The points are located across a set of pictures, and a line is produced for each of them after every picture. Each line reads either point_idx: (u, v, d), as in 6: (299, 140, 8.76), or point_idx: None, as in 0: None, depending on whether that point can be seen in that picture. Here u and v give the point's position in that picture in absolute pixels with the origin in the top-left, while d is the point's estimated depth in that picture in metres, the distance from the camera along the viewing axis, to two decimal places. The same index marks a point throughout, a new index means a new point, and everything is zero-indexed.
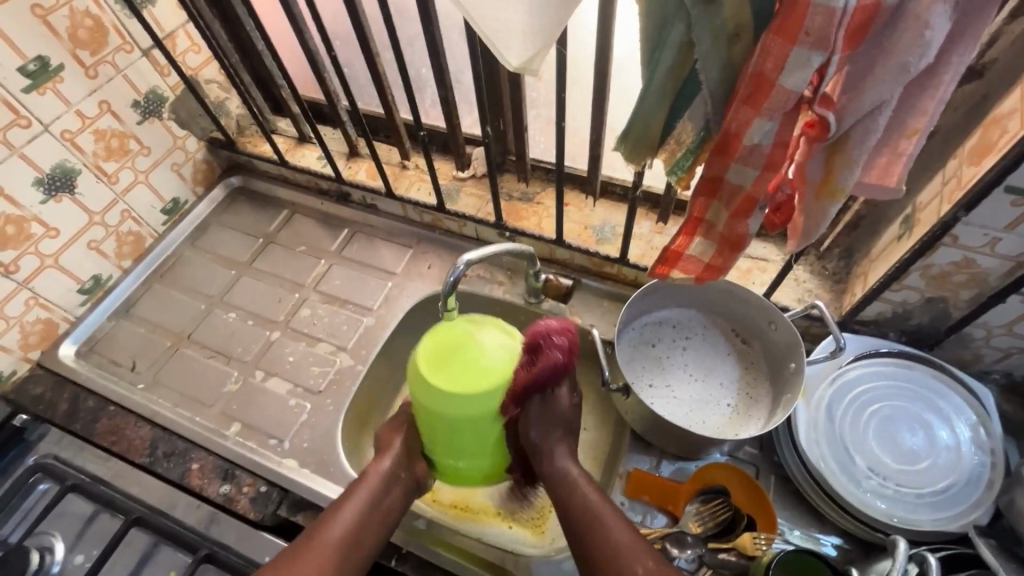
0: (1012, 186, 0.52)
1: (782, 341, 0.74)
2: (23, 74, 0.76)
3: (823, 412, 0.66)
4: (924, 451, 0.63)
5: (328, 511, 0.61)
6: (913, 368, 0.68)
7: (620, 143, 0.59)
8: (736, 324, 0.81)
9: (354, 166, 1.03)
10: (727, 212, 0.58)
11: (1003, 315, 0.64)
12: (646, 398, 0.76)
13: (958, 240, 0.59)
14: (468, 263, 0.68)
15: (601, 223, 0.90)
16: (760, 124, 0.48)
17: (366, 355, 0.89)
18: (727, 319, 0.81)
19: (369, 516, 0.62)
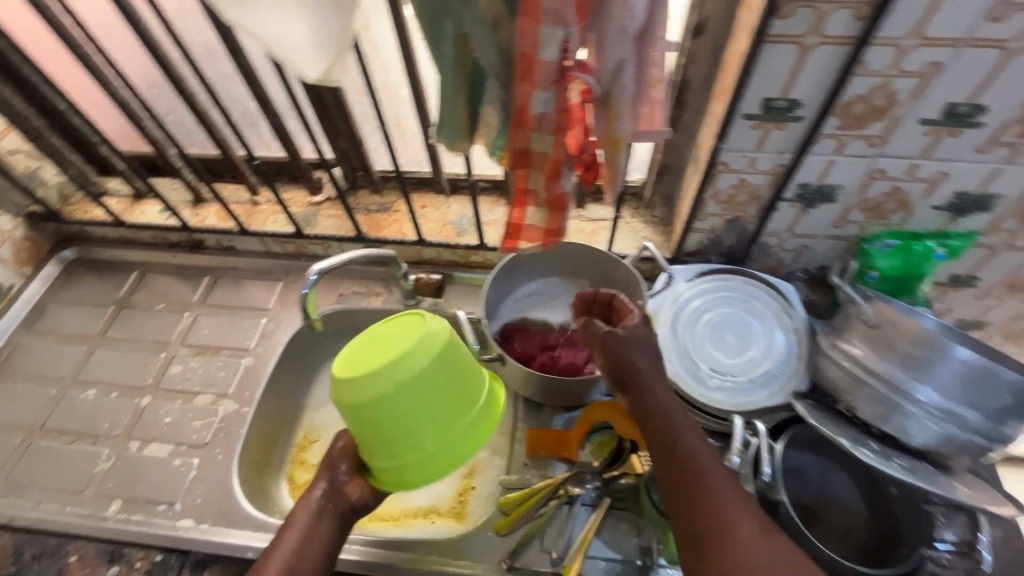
0: (747, 113, 0.64)
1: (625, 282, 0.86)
2: None
3: (670, 333, 0.76)
4: (750, 343, 0.75)
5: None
6: (730, 279, 0.79)
7: (439, 135, 0.65)
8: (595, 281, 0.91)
9: (202, 212, 1.00)
10: (542, 177, 0.66)
11: (781, 220, 0.78)
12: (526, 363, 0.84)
13: (729, 165, 0.71)
14: (321, 271, 0.71)
15: (458, 217, 0.95)
16: (538, 94, 0.56)
17: (251, 395, 0.86)
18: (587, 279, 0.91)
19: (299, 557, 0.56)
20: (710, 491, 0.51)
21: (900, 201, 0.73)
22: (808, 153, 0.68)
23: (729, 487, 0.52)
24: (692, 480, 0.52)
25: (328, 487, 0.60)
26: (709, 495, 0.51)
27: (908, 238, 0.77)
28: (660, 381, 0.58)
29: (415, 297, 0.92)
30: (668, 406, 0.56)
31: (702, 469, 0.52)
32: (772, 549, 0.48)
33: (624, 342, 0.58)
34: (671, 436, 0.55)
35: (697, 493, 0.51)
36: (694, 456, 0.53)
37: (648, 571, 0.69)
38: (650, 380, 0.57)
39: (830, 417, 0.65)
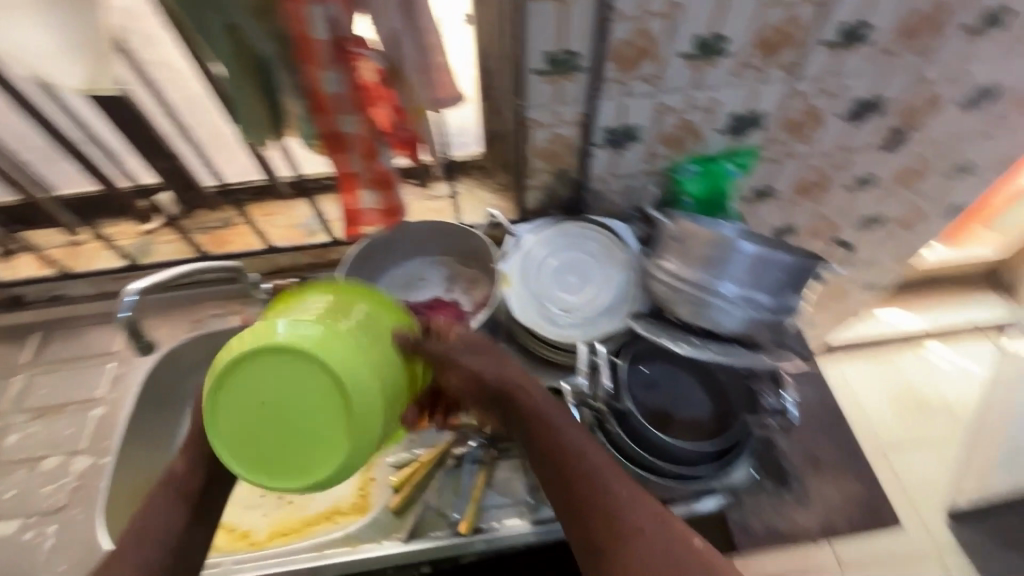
0: (535, 69, 0.70)
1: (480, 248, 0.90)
2: None
3: (522, 283, 0.81)
4: (594, 280, 0.81)
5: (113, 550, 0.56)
6: (569, 226, 0.85)
7: (245, 132, 0.66)
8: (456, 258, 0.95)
9: (14, 265, 0.90)
10: (360, 158, 0.69)
11: (600, 165, 0.86)
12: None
13: (539, 121, 0.77)
14: (140, 291, 0.71)
15: (306, 219, 0.94)
16: (327, 76, 0.58)
17: (110, 444, 0.80)
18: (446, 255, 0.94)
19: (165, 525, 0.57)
20: (600, 496, 0.53)
21: (691, 130, 0.83)
22: (600, 98, 0.75)
23: (620, 484, 0.54)
24: (564, 486, 0.55)
25: (184, 475, 0.61)
26: (592, 500, 0.53)
27: (705, 162, 0.86)
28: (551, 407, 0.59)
29: None
30: (552, 422, 0.59)
31: (589, 474, 0.55)
32: (657, 554, 0.50)
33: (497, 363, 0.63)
34: (562, 449, 0.57)
35: (581, 500, 0.54)
36: (580, 457, 0.56)
37: (538, 506, 0.74)
38: (521, 383, 0.61)
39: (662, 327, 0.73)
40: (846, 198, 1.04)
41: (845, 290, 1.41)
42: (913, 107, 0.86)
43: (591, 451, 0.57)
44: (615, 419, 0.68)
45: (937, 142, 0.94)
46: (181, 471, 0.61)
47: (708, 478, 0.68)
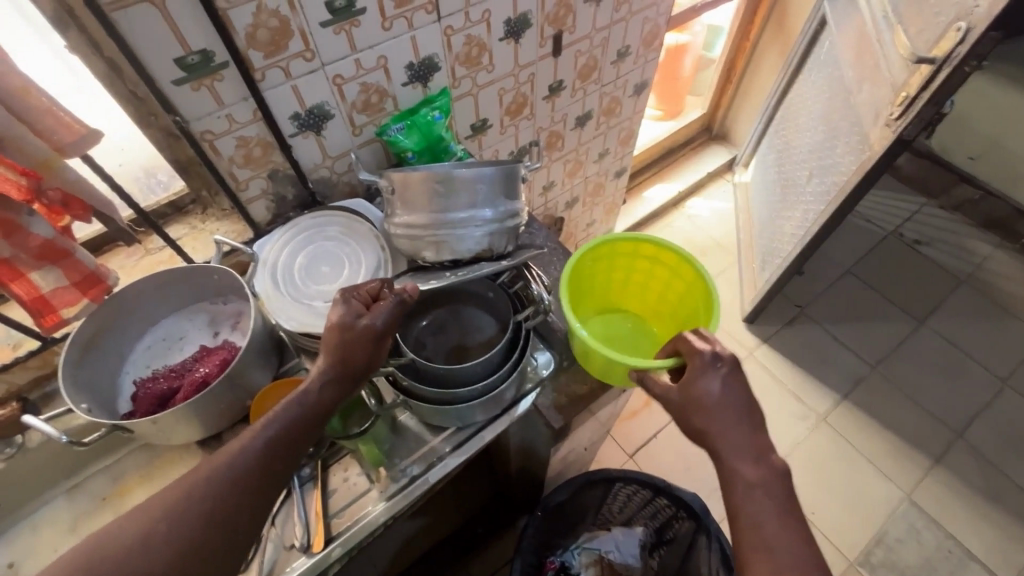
0: (173, 80, 0.66)
1: (224, 279, 0.83)
2: None
3: (277, 293, 0.78)
4: (344, 261, 0.81)
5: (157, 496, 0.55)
6: (301, 223, 0.83)
7: None
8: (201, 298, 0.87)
9: None
10: (2, 237, 0.59)
11: (309, 152, 0.85)
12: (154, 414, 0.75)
13: (213, 131, 0.74)
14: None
15: (5, 332, 0.79)
16: None
17: None
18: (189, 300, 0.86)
19: (190, 508, 0.54)
20: (755, 527, 0.58)
21: (377, 92, 0.86)
22: (266, 89, 0.74)
23: (765, 477, 0.61)
24: (738, 500, 0.60)
25: (218, 469, 0.56)
26: (752, 512, 0.59)
27: (407, 115, 0.90)
28: (730, 414, 0.65)
29: (15, 440, 0.77)
30: (716, 434, 0.64)
31: (750, 491, 0.60)
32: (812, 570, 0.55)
33: (687, 345, 0.72)
34: (716, 440, 0.64)
35: (740, 518, 0.60)
36: (742, 483, 0.61)
37: (380, 486, 0.74)
38: (713, 411, 0.65)
39: (414, 275, 0.76)
40: (550, 106, 1.18)
41: (600, 183, 1.62)
42: (554, 13, 0.99)
43: (744, 486, 0.60)
44: (405, 373, 0.71)
45: (590, 37, 1.10)
46: (212, 468, 0.56)
47: (506, 379, 0.73)
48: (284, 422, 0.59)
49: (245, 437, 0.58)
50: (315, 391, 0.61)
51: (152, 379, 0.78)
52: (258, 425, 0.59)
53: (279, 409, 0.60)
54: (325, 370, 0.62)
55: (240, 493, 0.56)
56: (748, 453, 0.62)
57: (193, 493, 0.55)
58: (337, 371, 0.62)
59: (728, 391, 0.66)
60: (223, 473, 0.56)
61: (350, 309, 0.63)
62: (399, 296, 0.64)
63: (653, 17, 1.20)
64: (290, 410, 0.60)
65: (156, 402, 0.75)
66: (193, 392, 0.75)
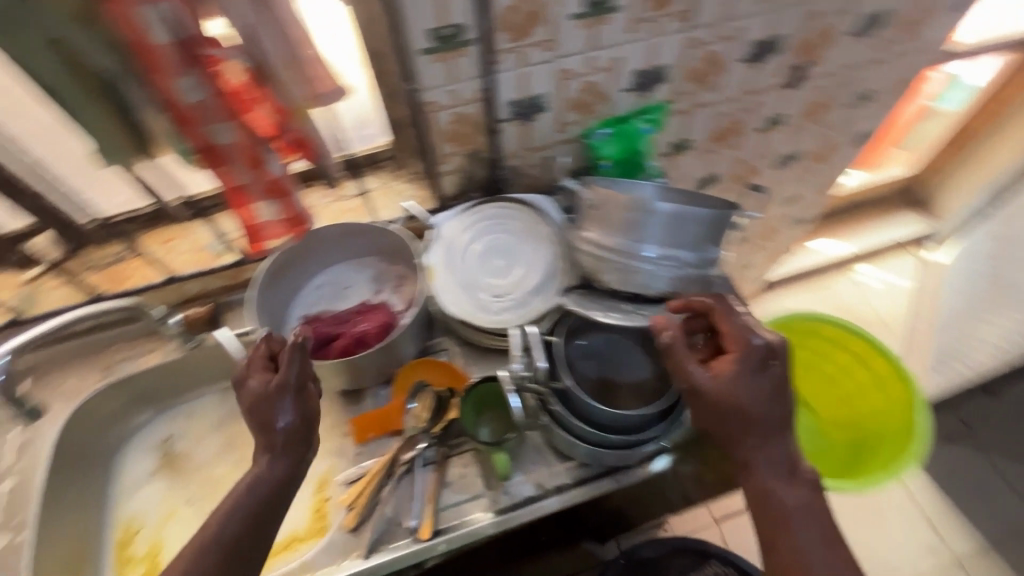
0: (422, 49, 0.66)
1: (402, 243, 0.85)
2: None
3: (447, 272, 0.78)
4: (517, 259, 0.79)
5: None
6: (487, 208, 0.82)
7: (106, 158, 0.59)
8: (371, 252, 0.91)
9: None
10: (246, 168, 0.63)
11: (512, 140, 0.83)
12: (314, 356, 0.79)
13: (437, 103, 0.73)
14: (10, 351, 0.69)
15: (211, 239, 0.87)
16: (179, 83, 0.52)
17: (26, 518, 0.73)
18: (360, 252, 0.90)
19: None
20: (800, 564, 0.58)
21: (597, 93, 0.81)
22: (498, 72, 0.72)
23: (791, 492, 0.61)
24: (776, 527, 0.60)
25: (205, 544, 0.58)
26: (790, 542, 0.58)
27: (617, 123, 0.86)
28: (774, 427, 0.61)
29: (194, 337, 0.84)
30: (749, 450, 0.61)
31: (787, 517, 0.60)
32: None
33: (744, 328, 0.64)
34: (745, 470, 0.62)
35: (778, 547, 0.59)
36: (779, 508, 0.60)
37: (496, 497, 0.72)
38: (754, 408, 0.60)
39: (589, 298, 0.71)
40: (759, 140, 1.06)
41: (773, 227, 1.46)
42: (808, 42, 0.87)
43: (781, 504, 0.60)
44: (559, 400, 0.68)
45: (835, 75, 0.96)
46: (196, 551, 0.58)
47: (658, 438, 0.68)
48: (248, 494, 0.61)
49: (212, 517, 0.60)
50: (264, 464, 0.62)
51: (318, 321, 0.83)
52: (222, 509, 0.60)
53: (240, 485, 0.61)
54: (262, 441, 0.63)
55: (228, 557, 0.59)
56: (784, 472, 0.61)
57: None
58: (269, 437, 0.62)
59: (771, 396, 0.61)
60: (198, 551, 0.58)
61: (257, 378, 0.64)
62: (297, 350, 0.64)
63: (915, 64, 1.02)
64: (258, 484, 0.61)
65: (317, 345, 0.79)
66: (354, 348, 0.78)
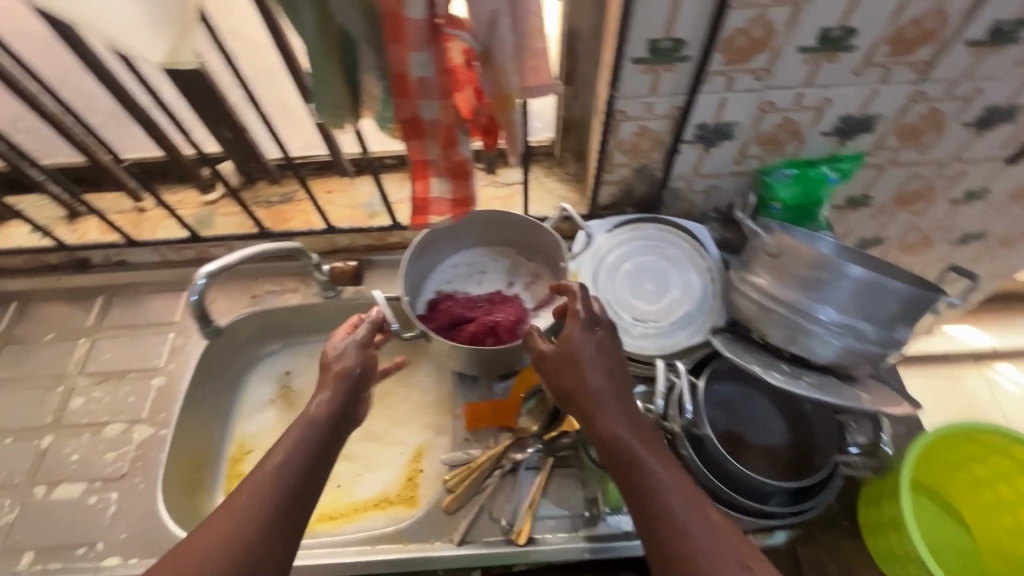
0: (635, 57, 0.63)
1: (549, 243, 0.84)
2: None
3: (592, 284, 0.76)
4: (667, 287, 0.75)
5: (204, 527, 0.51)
6: (644, 228, 0.80)
7: (319, 113, 0.62)
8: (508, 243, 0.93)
9: (81, 228, 0.91)
10: (439, 145, 0.63)
11: (686, 162, 0.79)
12: (446, 335, 0.80)
13: (628, 113, 0.71)
14: (210, 274, 0.70)
15: (368, 199, 0.91)
16: (413, 57, 0.53)
17: (168, 416, 0.80)
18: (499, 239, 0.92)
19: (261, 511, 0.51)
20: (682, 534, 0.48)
21: (792, 131, 0.75)
22: (701, 92, 0.68)
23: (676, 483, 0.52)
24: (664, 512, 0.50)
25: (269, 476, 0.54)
26: (647, 476, 0.51)
27: (803, 165, 0.79)
28: (614, 391, 0.56)
29: (334, 288, 0.88)
30: (607, 428, 0.55)
31: (660, 480, 0.51)
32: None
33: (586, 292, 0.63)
34: (636, 471, 0.52)
35: (674, 548, 0.48)
36: (671, 516, 0.49)
37: (595, 521, 0.71)
38: (601, 397, 0.56)
39: (745, 348, 0.67)
40: (947, 212, 0.95)
41: None
42: None
43: (654, 485, 0.51)
44: (689, 442, 0.63)
45: None
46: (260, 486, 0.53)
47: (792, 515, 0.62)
48: (305, 439, 0.57)
49: (269, 458, 0.56)
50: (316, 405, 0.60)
51: (453, 301, 0.84)
52: (286, 443, 0.57)
53: (293, 431, 0.58)
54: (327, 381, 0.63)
55: (295, 485, 0.54)
56: (627, 421, 0.56)
57: (243, 515, 0.51)
58: (337, 378, 0.63)
59: (605, 358, 0.58)
60: (270, 483, 0.53)
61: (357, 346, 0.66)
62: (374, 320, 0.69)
63: None
64: (313, 427, 0.58)
65: (449, 324, 0.81)
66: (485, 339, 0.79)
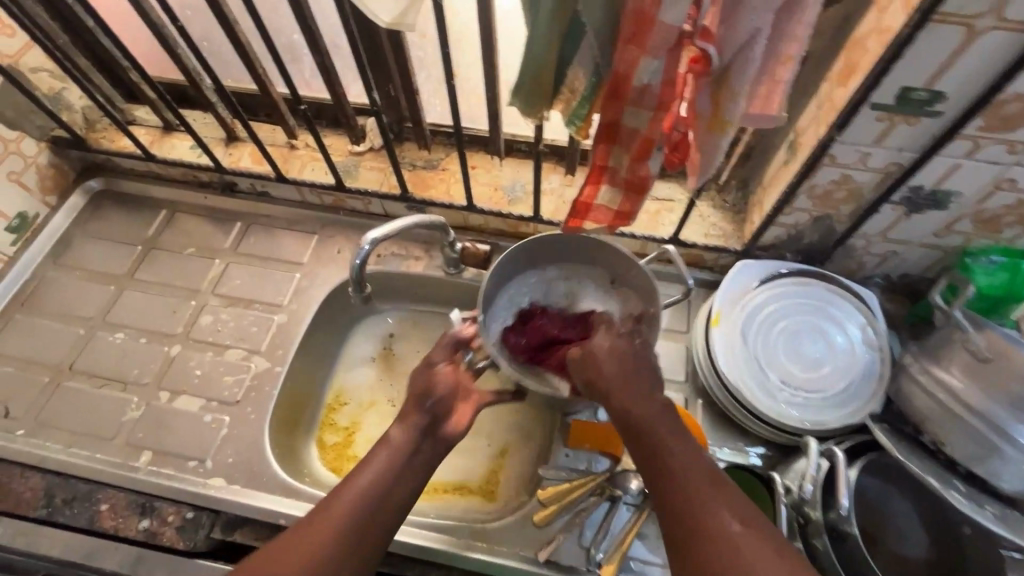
0: (876, 102, 0.55)
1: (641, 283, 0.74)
2: None
3: (739, 333, 0.71)
4: (825, 357, 0.69)
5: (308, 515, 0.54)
6: (809, 285, 0.73)
7: (514, 98, 0.58)
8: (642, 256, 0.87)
9: (236, 152, 0.94)
10: (628, 155, 0.59)
11: (878, 223, 0.70)
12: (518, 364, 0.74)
13: (836, 158, 0.63)
14: (373, 242, 0.67)
15: (511, 182, 0.88)
16: (646, 63, 0.49)
17: (284, 355, 0.82)
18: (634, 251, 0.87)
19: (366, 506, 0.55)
20: (698, 513, 0.50)
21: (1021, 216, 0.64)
22: (936, 154, 0.59)
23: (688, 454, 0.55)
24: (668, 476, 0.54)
25: (364, 483, 0.56)
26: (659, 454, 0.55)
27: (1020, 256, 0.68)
28: (627, 377, 0.60)
29: (458, 266, 0.87)
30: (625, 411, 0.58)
31: (675, 466, 0.54)
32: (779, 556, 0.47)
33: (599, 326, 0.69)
34: (657, 455, 0.55)
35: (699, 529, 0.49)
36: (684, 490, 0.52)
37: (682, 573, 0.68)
38: (622, 384, 0.60)
39: (909, 449, 0.59)
40: None
41: None
42: None
43: (676, 473, 0.53)
44: (827, 534, 0.56)
45: None
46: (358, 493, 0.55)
47: None
48: (393, 458, 0.59)
49: (365, 469, 0.58)
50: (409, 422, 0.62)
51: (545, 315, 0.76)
52: (378, 459, 0.59)
53: (384, 451, 0.59)
54: (409, 412, 0.63)
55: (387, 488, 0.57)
56: (647, 400, 0.59)
57: (338, 517, 0.53)
58: (414, 412, 0.63)
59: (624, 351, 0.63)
60: (360, 489, 0.56)
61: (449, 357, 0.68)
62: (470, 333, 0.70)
63: None
64: (409, 439, 0.61)
65: (526, 349, 0.74)
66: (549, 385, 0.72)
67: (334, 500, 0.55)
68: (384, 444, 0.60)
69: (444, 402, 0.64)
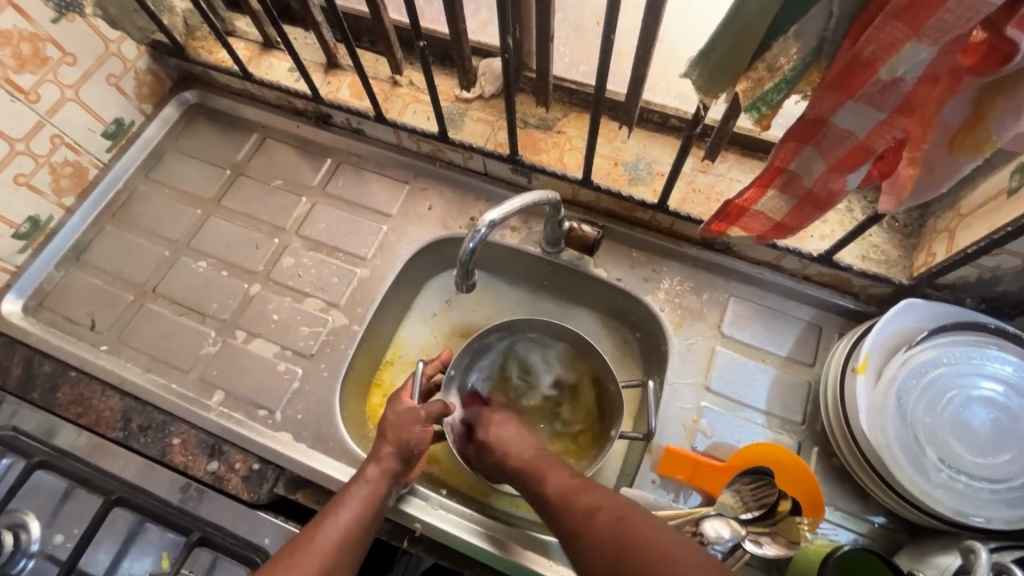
0: None
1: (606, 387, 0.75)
2: (48, 3, 0.71)
3: (895, 393, 0.59)
4: (1001, 442, 0.57)
5: (295, 543, 0.54)
6: (1001, 349, 0.59)
7: (690, 69, 0.45)
8: (777, 268, 0.74)
9: (334, 81, 0.86)
10: (822, 163, 0.46)
11: None
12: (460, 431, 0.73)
13: None
14: (490, 225, 0.60)
15: (634, 159, 0.76)
16: (909, 50, 0.35)
17: (363, 314, 0.77)
18: (768, 261, 0.74)
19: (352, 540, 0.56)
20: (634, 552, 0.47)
21: None
22: None
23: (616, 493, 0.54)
24: (585, 525, 0.52)
25: (346, 520, 0.56)
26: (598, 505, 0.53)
27: None
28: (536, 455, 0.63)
29: (557, 246, 0.78)
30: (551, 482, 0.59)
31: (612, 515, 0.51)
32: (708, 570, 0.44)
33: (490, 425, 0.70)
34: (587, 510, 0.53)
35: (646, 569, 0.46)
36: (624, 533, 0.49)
37: None
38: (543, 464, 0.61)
39: None
40: None
41: None
42: None
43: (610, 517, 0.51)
44: None
45: None
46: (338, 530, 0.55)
47: None
48: (366, 500, 0.58)
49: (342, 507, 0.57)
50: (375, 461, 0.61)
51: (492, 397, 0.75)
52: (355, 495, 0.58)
53: (357, 493, 0.59)
54: (383, 448, 0.62)
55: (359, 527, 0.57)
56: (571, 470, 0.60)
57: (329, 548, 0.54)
58: (388, 452, 0.62)
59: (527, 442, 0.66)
60: (343, 526, 0.56)
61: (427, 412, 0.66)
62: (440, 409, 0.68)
63: None
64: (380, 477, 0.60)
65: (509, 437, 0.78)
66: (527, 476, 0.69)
67: (320, 532, 0.55)
68: (360, 481, 0.60)
69: (423, 446, 0.64)
